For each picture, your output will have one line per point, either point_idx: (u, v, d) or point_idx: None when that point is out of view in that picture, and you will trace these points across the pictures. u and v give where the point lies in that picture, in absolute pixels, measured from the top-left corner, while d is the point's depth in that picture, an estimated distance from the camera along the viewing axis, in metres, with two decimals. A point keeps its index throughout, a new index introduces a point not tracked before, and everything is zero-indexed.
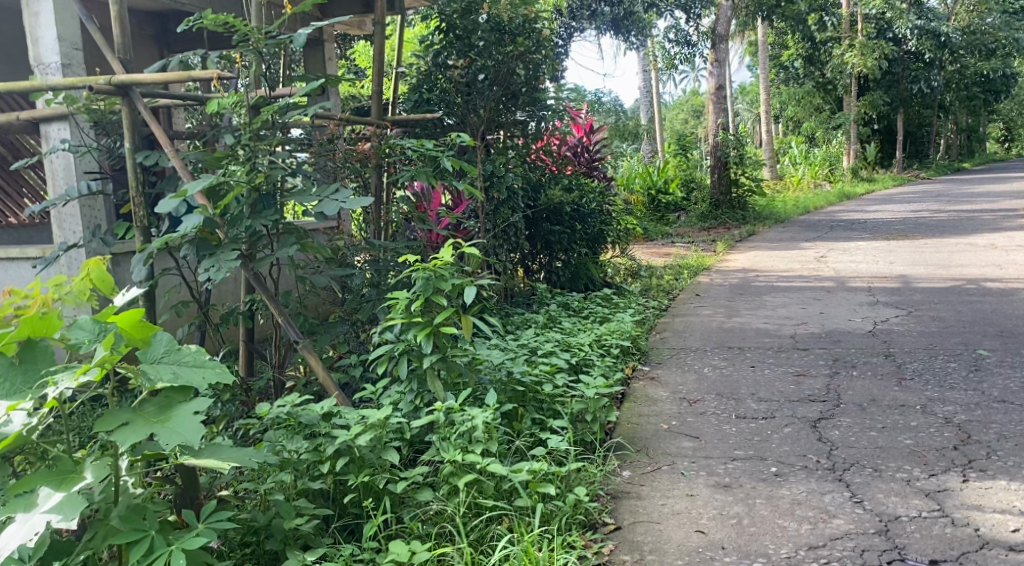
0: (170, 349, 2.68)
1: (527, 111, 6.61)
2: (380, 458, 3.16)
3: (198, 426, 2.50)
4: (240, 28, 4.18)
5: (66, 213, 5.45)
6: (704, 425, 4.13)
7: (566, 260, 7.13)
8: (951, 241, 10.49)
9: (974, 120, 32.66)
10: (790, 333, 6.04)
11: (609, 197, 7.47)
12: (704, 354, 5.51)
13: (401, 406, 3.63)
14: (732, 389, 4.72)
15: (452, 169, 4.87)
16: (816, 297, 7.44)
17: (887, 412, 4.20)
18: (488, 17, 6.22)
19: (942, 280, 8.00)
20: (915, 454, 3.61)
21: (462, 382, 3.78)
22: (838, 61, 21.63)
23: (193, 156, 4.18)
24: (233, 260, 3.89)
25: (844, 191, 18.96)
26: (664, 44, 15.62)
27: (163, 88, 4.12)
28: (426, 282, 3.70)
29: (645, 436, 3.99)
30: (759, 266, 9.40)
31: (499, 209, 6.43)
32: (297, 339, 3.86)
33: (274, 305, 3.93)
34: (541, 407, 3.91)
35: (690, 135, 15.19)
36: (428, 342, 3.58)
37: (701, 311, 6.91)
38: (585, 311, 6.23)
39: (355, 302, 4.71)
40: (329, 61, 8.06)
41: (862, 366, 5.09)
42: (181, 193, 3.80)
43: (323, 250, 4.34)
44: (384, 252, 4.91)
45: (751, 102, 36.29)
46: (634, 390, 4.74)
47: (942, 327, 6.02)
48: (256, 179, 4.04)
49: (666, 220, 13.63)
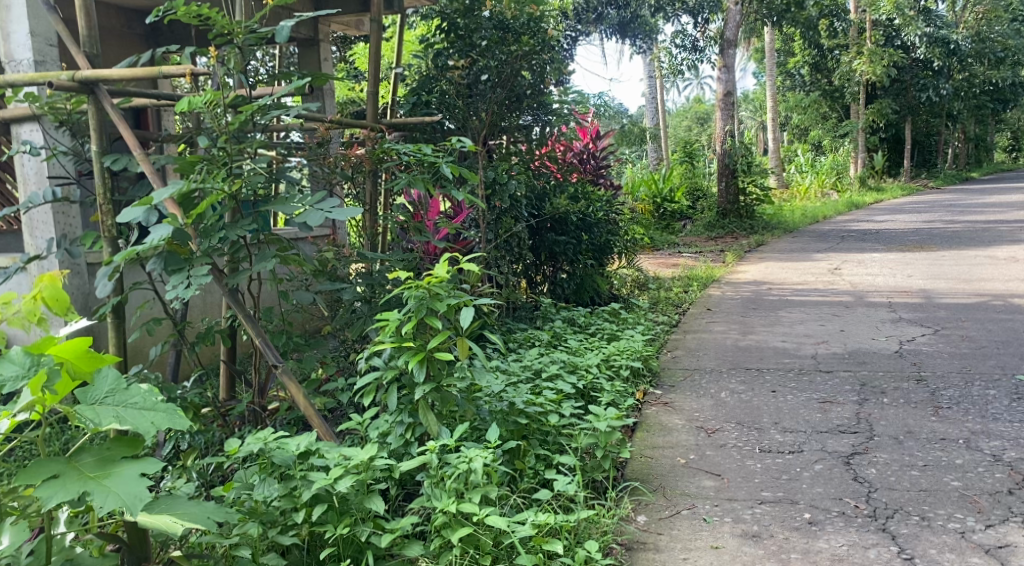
0: (115, 389, 2.28)
1: (531, 115, 6.22)
2: (362, 507, 2.77)
3: (141, 490, 2.08)
4: (216, 20, 3.83)
5: (37, 220, 5.05)
6: (726, 460, 3.75)
7: (571, 272, 6.71)
8: (970, 254, 10.07)
9: (982, 131, 32.13)
10: (811, 354, 5.65)
11: (616, 206, 7.10)
12: (720, 376, 5.12)
13: (390, 441, 3.25)
14: (754, 417, 4.33)
15: (450, 176, 4.42)
16: (834, 314, 7.04)
17: (927, 447, 3.82)
18: (491, 14, 5.89)
19: (966, 295, 7.60)
20: (966, 499, 3.24)
21: (460, 413, 3.40)
22: (846, 69, 21.30)
23: (166, 160, 3.78)
24: (205, 277, 3.52)
25: (853, 200, 18.50)
26: (670, 49, 15.27)
27: (134, 87, 3.76)
28: (420, 302, 3.32)
29: (661, 472, 3.61)
30: (772, 278, 9.00)
31: (501, 218, 6.00)
32: (276, 364, 3.48)
33: (252, 326, 3.56)
34: (546, 441, 3.53)
35: (696, 142, 14.83)
36: (420, 370, 3.20)
37: (714, 328, 6.51)
38: (591, 328, 5.84)
39: (345, 319, 4.34)
40: (324, 62, 7.68)
41: (893, 392, 4.70)
42: (146, 202, 3.43)
43: (308, 263, 3.94)
44: (377, 264, 4.56)
45: (757, 111, 35.94)
46: (647, 418, 4.36)
47: (974, 349, 5.61)
48: (233, 186, 3.66)
49: (673, 228, 13.23)
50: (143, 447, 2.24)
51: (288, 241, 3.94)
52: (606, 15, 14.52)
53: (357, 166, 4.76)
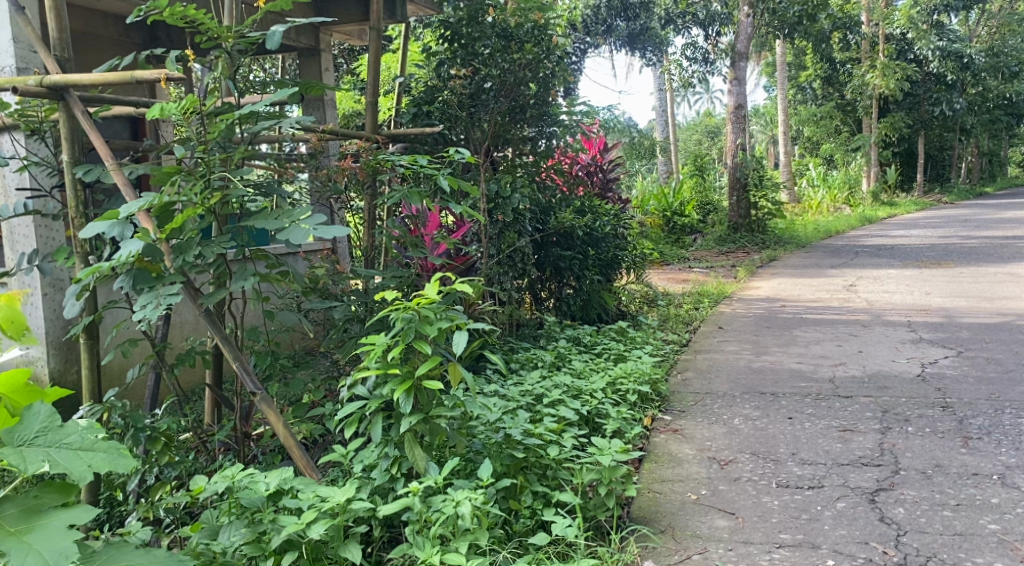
0: (48, 426, 2.18)
1: (536, 127, 5.95)
2: (338, 553, 2.61)
3: (65, 547, 2.08)
4: (206, 24, 3.54)
5: (16, 234, 4.78)
6: (740, 496, 3.49)
7: (577, 288, 6.44)
8: (989, 271, 9.76)
9: (996, 146, 31.71)
10: (828, 377, 5.35)
11: (624, 220, 6.85)
12: (732, 400, 4.82)
13: (374, 476, 3.01)
14: (770, 447, 4.05)
15: (448, 189, 4.09)
16: (852, 333, 6.75)
17: (959, 483, 3.56)
18: (494, 22, 5.65)
19: (988, 315, 7.29)
20: (1005, 546, 3.02)
21: (451, 446, 3.15)
22: (859, 82, 21.02)
23: (142, 170, 3.52)
24: (175, 296, 3.26)
25: (866, 215, 18.19)
26: (681, 62, 15.05)
27: (108, 93, 3.52)
28: (408, 324, 3.06)
29: (670, 509, 3.36)
30: (784, 295, 8.73)
31: (503, 233, 5.74)
32: (254, 391, 3.21)
33: (230, 349, 3.30)
34: (545, 476, 3.28)
35: (705, 156, 14.56)
36: (406, 400, 2.94)
37: (726, 348, 6.23)
38: (597, 348, 5.57)
39: (337, 338, 4.06)
40: (325, 72, 7.42)
41: (918, 420, 4.42)
42: (112, 216, 3.19)
43: (296, 281, 3.67)
44: (372, 282, 4.30)
45: (768, 123, 35.67)
46: (655, 447, 4.08)
47: (1001, 373, 5.32)
48: (212, 199, 3.39)
49: (683, 242, 12.93)
50: (74, 492, 2.22)
51: (276, 258, 3.67)
52: (615, 27, 14.18)
53: (351, 178, 4.51)
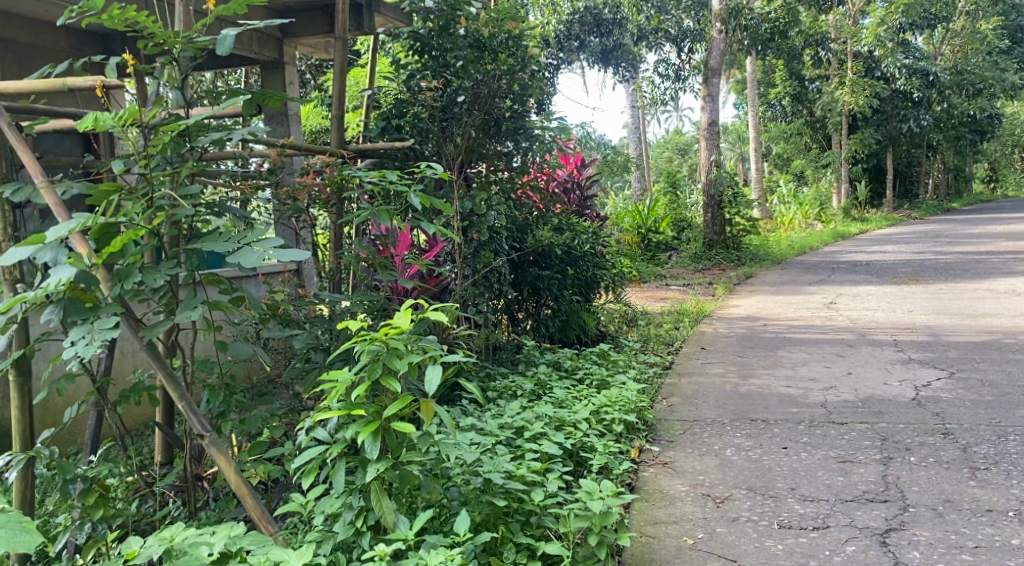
0: None
1: (511, 142, 5.66)
2: None
3: None
4: (151, 29, 3.19)
5: None
6: (741, 539, 3.22)
7: (556, 308, 6.11)
8: (968, 287, 9.58)
9: (960, 162, 31.95)
10: (820, 401, 5.07)
11: (602, 238, 6.57)
12: (722, 429, 4.53)
13: (337, 530, 2.70)
14: (767, 481, 3.76)
15: (419, 207, 3.78)
16: (838, 353, 6.50)
17: (973, 521, 3.31)
18: (466, 32, 5.38)
19: (974, 333, 7.07)
20: None
21: (425, 494, 2.85)
22: (828, 100, 20.74)
23: (77, 188, 3.16)
24: (110, 329, 2.90)
25: (840, 232, 18.07)
26: (652, 78, 14.91)
27: (41, 104, 3.18)
28: (375, 357, 2.74)
29: (665, 557, 3.11)
30: (766, 313, 8.50)
31: (479, 252, 5.41)
32: (202, 434, 2.88)
33: (176, 387, 2.95)
34: (528, 523, 3.01)
35: (678, 172, 14.34)
36: (373, 443, 2.64)
37: (711, 370, 5.96)
38: (579, 373, 5.28)
39: (299, 370, 3.73)
40: (289, 85, 7.05)
41: (919, 448, 4.16)
42: (37, 240, 2.83)
43: (251, 307, 3.31)
44: (335, 307, 3.96)
45: (737, 139, 35.76)
46: (644, 483, 3.78)
47: (998, 396, 5.08)
48: (157, 221, 3.05)
49: (658, 260, 12.69)
50: None
51: (230, 282, 3.34)
52: (587, 44, 13.85)
53: (314, 196, 4.13)
